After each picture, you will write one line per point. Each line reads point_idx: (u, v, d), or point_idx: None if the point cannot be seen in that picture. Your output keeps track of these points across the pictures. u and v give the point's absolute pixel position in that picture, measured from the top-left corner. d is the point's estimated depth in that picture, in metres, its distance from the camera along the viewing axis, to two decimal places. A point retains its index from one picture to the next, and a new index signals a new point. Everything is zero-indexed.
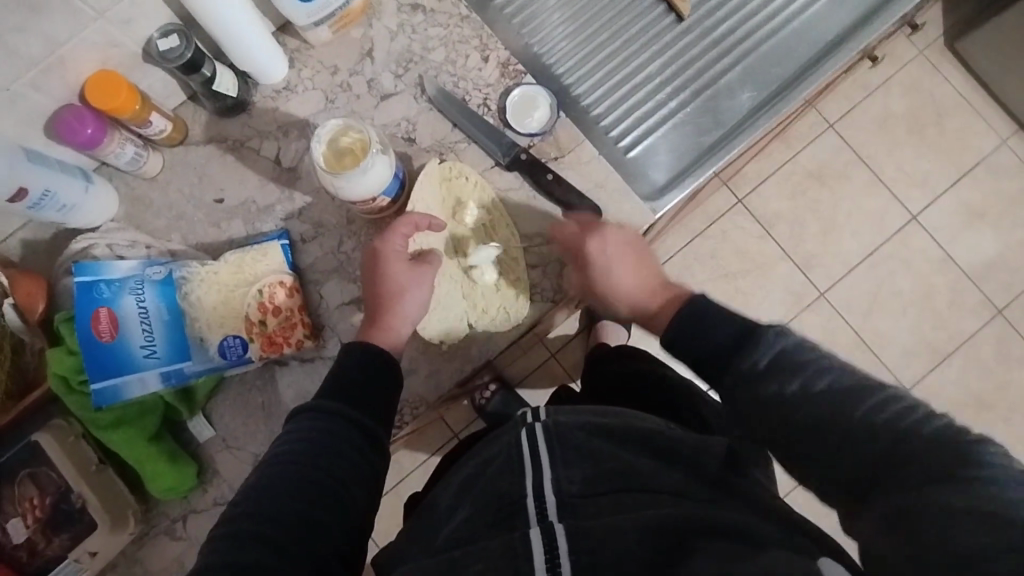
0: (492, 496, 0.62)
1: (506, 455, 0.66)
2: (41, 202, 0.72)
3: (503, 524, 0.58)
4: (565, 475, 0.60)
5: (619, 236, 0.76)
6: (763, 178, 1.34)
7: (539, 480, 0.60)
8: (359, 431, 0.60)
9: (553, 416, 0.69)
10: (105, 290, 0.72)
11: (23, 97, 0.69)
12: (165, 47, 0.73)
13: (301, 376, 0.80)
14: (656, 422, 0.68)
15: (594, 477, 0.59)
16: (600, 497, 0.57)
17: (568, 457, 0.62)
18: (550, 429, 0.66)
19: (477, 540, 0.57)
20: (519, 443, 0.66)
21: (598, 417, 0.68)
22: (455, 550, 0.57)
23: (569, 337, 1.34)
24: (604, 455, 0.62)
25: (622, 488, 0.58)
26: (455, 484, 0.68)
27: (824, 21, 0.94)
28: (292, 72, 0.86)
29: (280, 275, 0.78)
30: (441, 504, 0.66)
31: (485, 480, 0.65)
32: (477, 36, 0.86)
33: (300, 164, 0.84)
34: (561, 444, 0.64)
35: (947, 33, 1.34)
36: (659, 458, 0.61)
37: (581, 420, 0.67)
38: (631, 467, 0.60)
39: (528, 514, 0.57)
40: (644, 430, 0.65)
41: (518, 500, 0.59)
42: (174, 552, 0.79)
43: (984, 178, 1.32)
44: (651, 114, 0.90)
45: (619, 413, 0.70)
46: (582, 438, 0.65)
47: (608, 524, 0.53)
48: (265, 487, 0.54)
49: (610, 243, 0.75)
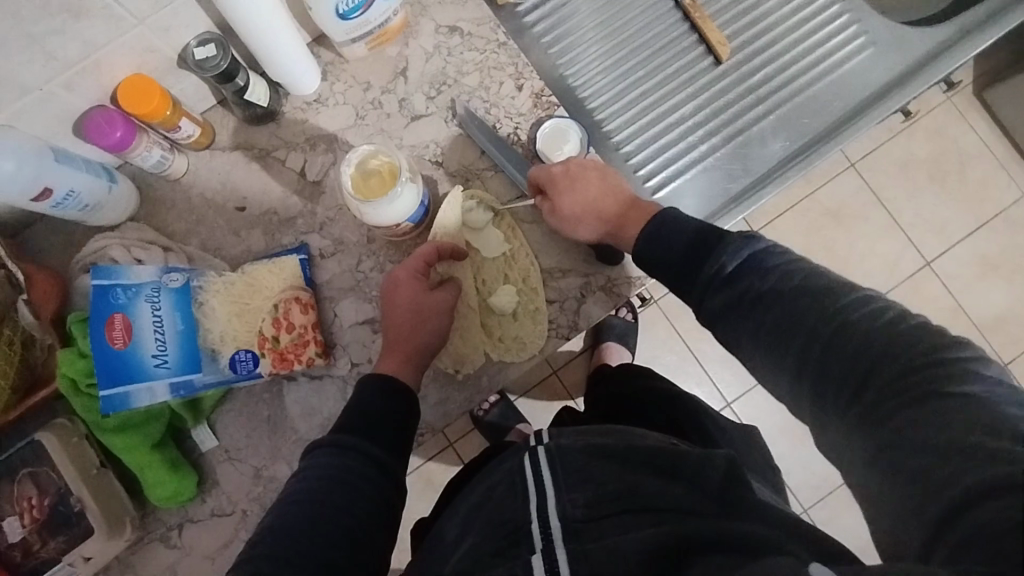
0: (496, 519, 0.59)
1: (509, 481, 0.62)
2: (64, 201, 0.72)
3: (505, 550, 0.55)
4: (568, 499, 0.57)
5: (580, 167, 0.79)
6: (781, 214, 1.33)
7: (541, 503, 0.57)
8: (374, 467, 0.59)
9: (556, 439, 0.65)
10: (121, 295, 0.71)
11: (55, 97, 0.69)
12: (202, 56, 0.73)
13: (308, 394, 0.79)
14: (659, 441, 0.64)
15: (597, 500, 0.57)
16: (605, 520, 0.55)
17: (569, 480, 0.59)
18: (551, 451, 0.63)
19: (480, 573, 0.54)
20: (520, 468, 0.63)
21: (599, 437, 0.64)
22: None
23: (574, 354, 1.32)
24: (609, 475, 0.59)
25: (627, 509, 0.55)
26: (462, 511, 0.65)
27: (863, 76, 0.93)
28: (324, 85, 0.85)
29: (296, 291, 0.78)
30: (448, 534, 0.63)
31: (490, 502, 0.61)
32: (513, 64, 0.85)
33: (325, 179, 0.83)
34: (563, 468, 0.60)
35: (975, 82, 1.34)
36: (664, 476, 0.58)
37: (583, 441, 0.63)
38: (633, 485, 0.57)
39: (533, 540, 0.54)
40: (648, 448, 0.61)
41: (523, 525, 0.56)
42: (168, 560, 0.78)
43: (1003, 230, 1.31)
44: (681, 156, 0.89)
45: (621, 432, 0.66)
46: (584, 460, 0.61)
47: (610, 548, 0.52)
48: (279, 529, 0.54)
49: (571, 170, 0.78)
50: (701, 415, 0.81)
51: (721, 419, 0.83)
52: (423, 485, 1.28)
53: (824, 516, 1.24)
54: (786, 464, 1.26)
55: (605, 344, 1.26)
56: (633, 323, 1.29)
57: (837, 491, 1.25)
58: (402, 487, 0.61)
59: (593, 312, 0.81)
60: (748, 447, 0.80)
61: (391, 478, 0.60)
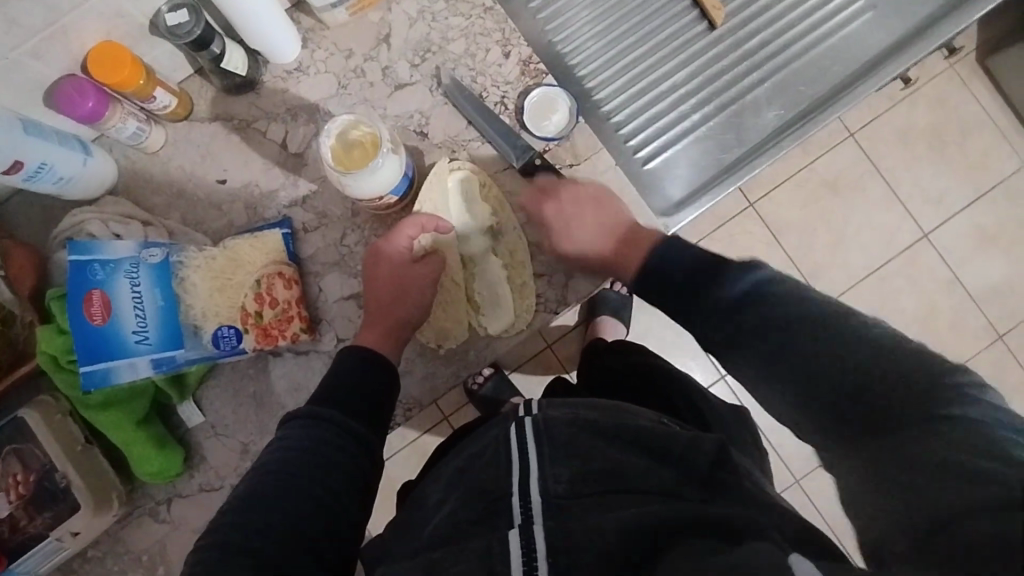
0: (477, 488, 0.59)
1: (493, 453, 0.62)
2: (37, 174, 0.70)
3: (484, 518, 0.55)
4: (551, 473, 0.56)
5: (574, 194, 0.75)
6: (777, 185, 1.31)
7: (524, 477, 0.57)
8: (352, 440, 0.59)
9: (543, 410, 0.65)
10: (98, 271, 0.70)
11: (22, 65, 0.66)
12: (174, 21, 0.70)
13: (294, 368, 0.79)
14: (650, 419, 0.63)
15: (581, 477, 0.56)
16: (587, 497, 0.54)
17: (555, 455, 0.58)
18: (538, 424, 0.62)
19: (459, 541, 0.54)
20: (506, 438, 0.62)
21: (588, 412, 0.63)
22: (435, 551, 0.54)
23: (568, 329, 1.31)
24: (596, 451, 0.58)
25: (610, 488, 0.55)
26: (447, 474, 0.65)
27: (862, 41, 0.90)
28: (305, 53, 0.82)
29: (279, 266, 0.76)
30: (431, 497, 0.63)
31: (472, 474, 0.61)
32: (500, 30, 0.82)
33: (307, 150, 0.81)
34: (549, 442, 0.59)
35: (979, 48, 1.31)
36: (651, 457, 0.58)
37: (572, 415, 0.62)
38: (619, 464, 0.57)
39: (512, 515, 0.54)
40: (639, 427, 0.60)
41: (502, 498, 0.56)
42: (158, 534, 0.79)
43: (1001, 201, 1.29)
44: (673, 125, 0.87)
45: (612, 407, 0.66)
46: (572, 435, 0.60)
47: (590, 526, 0.51)
48: (257, 499, 0.54)
49: (564, 202, 0.75)
50: (697, 398, 0.79)
51: (716, 400, 0.80)
52: (417, 457, 1.29)
53: (814, 487, 1.25)
54: (779, 437, 1.27)
55: (599, 318, 1.25)
56: (627, 297, 1.27)
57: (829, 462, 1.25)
58: (379, 462, 0.60)
59: (582, 287, 0.80)
60: (739, 428, 0.79)
61: (371, 454, 0.60)
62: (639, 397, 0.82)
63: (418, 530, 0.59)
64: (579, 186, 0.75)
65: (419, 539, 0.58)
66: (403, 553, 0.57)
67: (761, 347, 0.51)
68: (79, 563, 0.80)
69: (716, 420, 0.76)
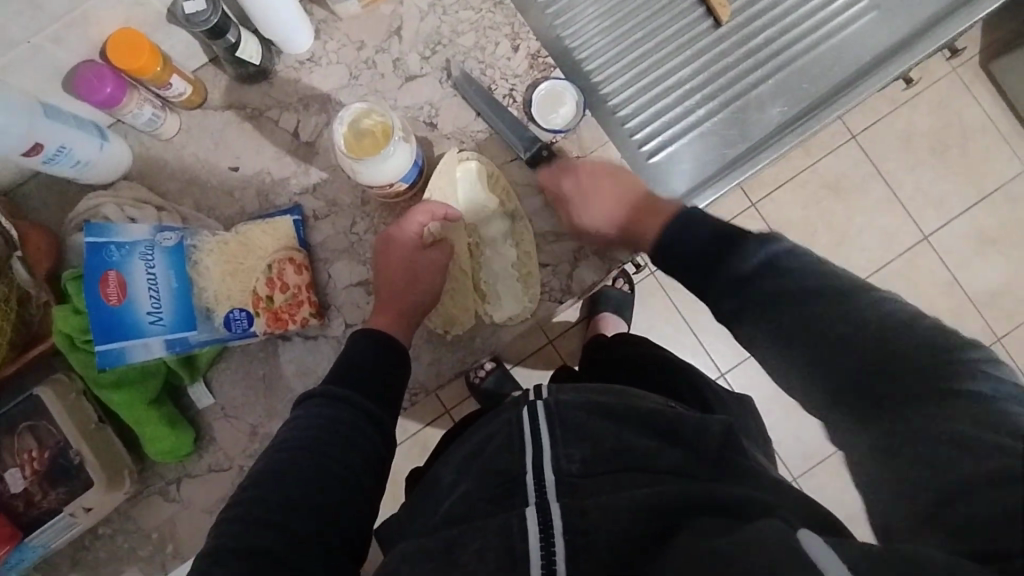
0: (490, 467, 0.60)
1: (506, 435, 0.63)
2: (56, 157, 0.71)
3: (499, 501, 0.56)
4: (564, 454, 0.58)
5: (594, 170, 0.76)
6: (779, 185, 1.32)
7: (538, 457, 0.58)
8: (362, 420, 0.61)
9: (554, 395, 0.66)
10: (114, 253, 0.71)
11: (43, 50, 0.68)
12: (191, 9, 0.71)
13: (304, 352, 0.80)
14: (656, 403, 0.65)
15: (593, 457, 0.57)
16: (601, 475, 0.56)
17: (567, 436, 0.59)
18: (550, 407, 0.63)
19: (478, 518, 0.55)
20: (518, 421, 0.64)
21: (598, 397, 0.65)
22: (452, 529, 0.55)
23: (570, 324, 1.33)
24: (607, 432, 0.60)
25: (622, 468, 0.56)
26: (461, 455, 0.66)
27: (865, 40, 0.92)
28: (317, 44, 0.84)
29: (290, 251, 0.78)
30: (443, 480, 0.65)
31: (487, 454, 0.62)
32: (510, 24, 0.84)
33: (319, 139, 0.83)
34: (562, 425, 0.61)
35: (982, 53, 1.32)
36: (661, 438, 0.59)
37: (583, 400, 0.64)
38: (631, 445, 0.58)
39: (528, 492, 0.55)
40: (648, 410, 0.62)
41: (517, 478, 0.57)
42: (167, 512, 0.81)
43: (1002, 205, 1.30)
44: (678, 120, 0.89)
45: (617, 391, 0.68)
46: (583, 418, 0.61)
47: (605, 504, 0.51)
48: (272, 476, 0.55)
49: (583, 177, 0.76)
50: (699, 384, 0.81)
51: (718, 387, 0.82)
52: (419, 449, 1.30)
53: (811, 485, 1.26)
54: (778, 435, 1.28)
55: (600, 315, 1.26)
56: (630, 294, 1.29)
57: (826, 461, 1.27)
58: (392, 438, 0.63)
59: (586, 276, 0.81)
60: (743, 416, 0.80)
61: (384, 432, 0.62)
62: (642, 382, 0.84)
63: (434, 508, 0.61)
64: (601, 162, 0.77)
65: (437, 514, 0.59)
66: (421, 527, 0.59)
67: (760, 333, 0.52)
68: (90, 540, 0.82)
69: (719, 404, 0.78)
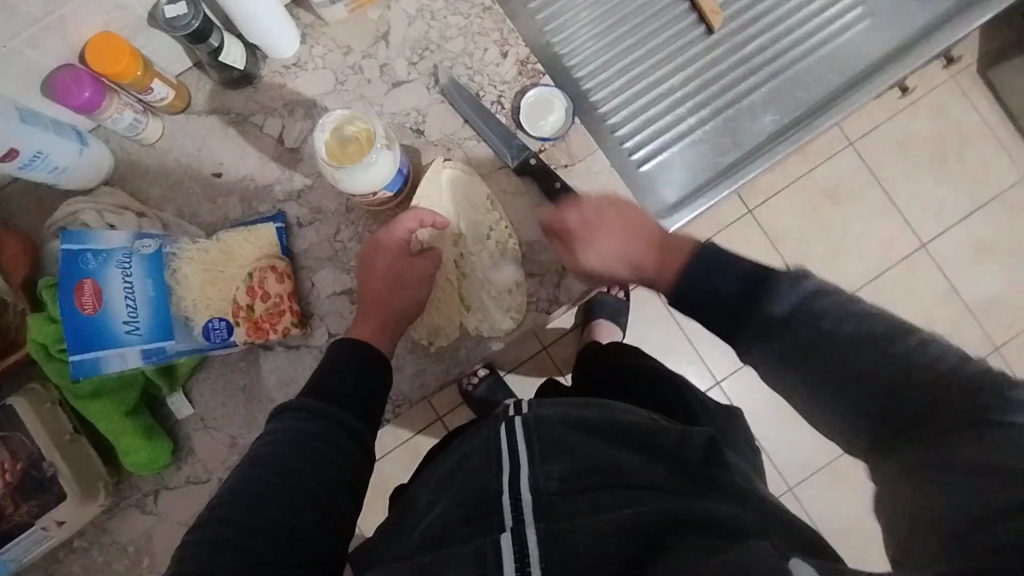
0: (468, 487, 0.57)
1: (484, 450, 0.61)
2: (32, 162, 0.70)
3: (477, 522, 0.54)
4: (542, 472, 0.55)
5: (595, 201, 0.69)
6: (775, 191, 1.31)
7: (516, 475, 0.56)
8: (341, 433, 0.59)
9: (533, 409, 0.62)
10: (91, 261, 0.71)
11: (20, 54, 0.67)
12: (171, 14, 0.71)
13: (285, 362, 0.78)
14: (638, 416, 0.63)
15: (573, 474, 0.55)
16: (578, 496, 0.53)
17: (546, 452, 0.57)
18: (529, 423, 0.60)
19: (453, 544, 0.53)
20: (496, 437, 0.61)
21: (578, 410, 0.62)
22: (427, 554, 0.53)
23: (564, 331, 1.31)
24: (586, 449, 0.57)
25: (604, 486, 0.54)
26: (437, 478, 0.64)
27: (857, 46, 0.91)
28: (303, 49, 0.82)
29: (271, 260, 0.76)
30: (421, 498, 0.63)
31: (463, 472, 0.60)
32: (498, 30, 0.83)
33: (303, 146, 0.81)
34: (539, 439, 0.58)
35: (981, 60, 1.31)
36: (641, 453, 0.57)
37: (563, 414, 0.61)
38: (611, 461, 0.56)
39: (504, 514, 0.53)
40: (628, 424, 0.59)
41: (495, 497, 0.55)
42: (144, 525, 0.79)
43: (1000, 213, 1.29)
44: (669, 128, 0.87)
45: (598, 404, 0.65)
46: (563, 434, 0.58)
47: (584, 529, 0.50)
48: (240, 493, 0.54)
49: (587, 211, 0.69)
50: (688, 395, 0.80)
51: (707, 397, 0.81)
52: (409, 456, 1.28)
53: (806, 495, 1.24)
54: (772, 444, 1.26)
55: (596, 321, 1.24)
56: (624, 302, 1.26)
57: (821, 471, 1.25)
58: (370, 455, 0.61)
59: (574, 287, 0.80)
60: (731, 427, 0.78)
61: (363, 448, 0.60)
62: (629, 393, 0.82)
63: (411, 530, 0.59)
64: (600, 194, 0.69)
65: (412, 538, 0.57)
66: (398, 551, 0.57)
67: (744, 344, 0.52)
68: (65, 553, 0.80)
69: (707, 416, 0.77)
